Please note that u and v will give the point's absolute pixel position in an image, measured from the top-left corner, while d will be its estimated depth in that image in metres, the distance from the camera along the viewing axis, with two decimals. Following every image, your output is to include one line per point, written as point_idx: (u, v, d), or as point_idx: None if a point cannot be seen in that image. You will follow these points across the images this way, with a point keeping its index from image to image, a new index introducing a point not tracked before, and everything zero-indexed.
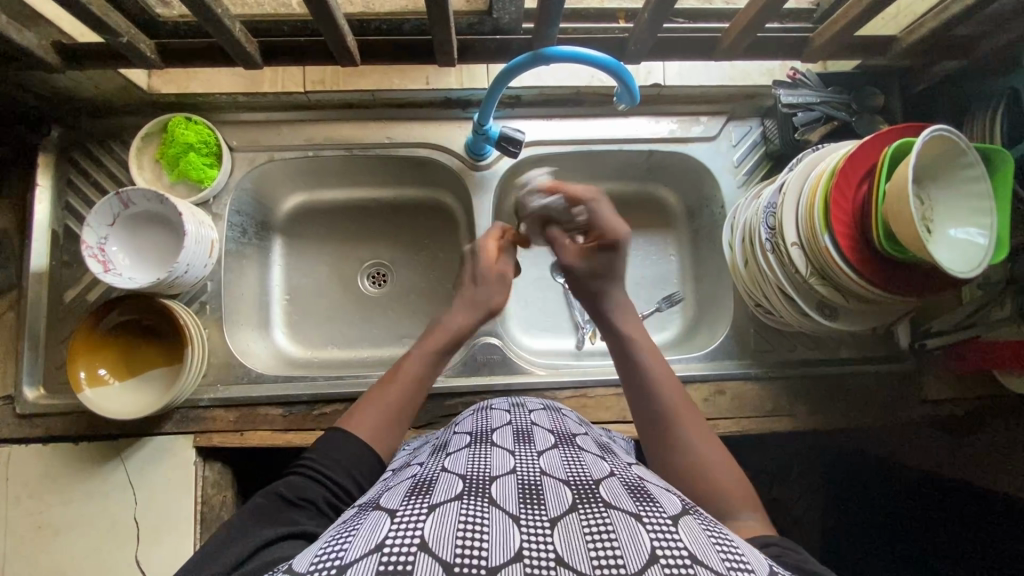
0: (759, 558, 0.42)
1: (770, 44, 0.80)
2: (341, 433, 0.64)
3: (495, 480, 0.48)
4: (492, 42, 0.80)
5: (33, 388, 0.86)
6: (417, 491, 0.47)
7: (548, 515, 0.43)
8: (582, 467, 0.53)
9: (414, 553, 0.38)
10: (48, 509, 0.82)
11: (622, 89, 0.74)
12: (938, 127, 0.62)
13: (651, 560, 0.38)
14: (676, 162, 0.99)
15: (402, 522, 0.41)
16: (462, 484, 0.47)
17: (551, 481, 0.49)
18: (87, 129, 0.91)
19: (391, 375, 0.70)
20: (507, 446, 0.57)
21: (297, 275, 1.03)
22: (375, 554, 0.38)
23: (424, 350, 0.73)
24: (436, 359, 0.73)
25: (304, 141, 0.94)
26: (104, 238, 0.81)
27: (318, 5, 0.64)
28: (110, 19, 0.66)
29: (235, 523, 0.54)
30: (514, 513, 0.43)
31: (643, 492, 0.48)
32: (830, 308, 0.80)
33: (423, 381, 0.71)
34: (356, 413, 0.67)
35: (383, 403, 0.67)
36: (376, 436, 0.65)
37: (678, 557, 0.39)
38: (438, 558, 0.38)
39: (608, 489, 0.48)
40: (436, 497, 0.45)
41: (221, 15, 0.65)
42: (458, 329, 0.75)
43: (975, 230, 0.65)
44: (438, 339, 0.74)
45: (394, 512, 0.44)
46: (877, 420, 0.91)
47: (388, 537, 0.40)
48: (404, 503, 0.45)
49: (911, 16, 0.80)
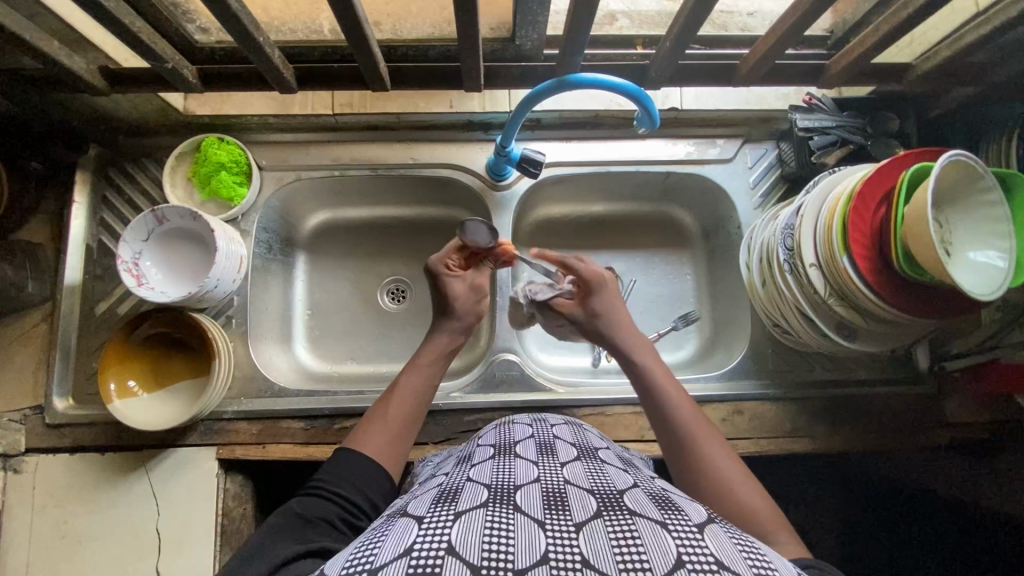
0: (786, 566, 0.43)
1: (787, 71, 0.82)
2: (352, 454, 0.64)
3: (520, 488, 0.49)
4: (516, 68, 0.83)
5: (62, 398, 0.88)
6: (443, 499, 0.48)
7: (573, 520, 0.44)
8: (605, 478, 0.54)
9: (442, 557, 0.39)
10: (73, 518, 0.83)
11: (643, 114, 0.76)
12: (955, 153, 0.63)
13: (678, 565, 0.39)
14: (692, 184, 1.01)
15: (430, 528, 0.42)
16: (488, 492, 0.48)
17: (575, 490, 0.50)
18: (122, 147, 0.94)
19: (390, 396, 0.71)
20: (531, 457, 0.57)
21: (318, 291, 1.05)
22: (404, 557, 0.39)
23: (416, 365, 0.75)
24: (432, 374, 0.75)
25: (330, 161, 0.96)
26: (139, 252, 0.84)
27: (353, 32, 0.67)
28: (157, 47, 0.69)
29: (258, 538, 0.53)
30: (539, 518, 0.44)
31: (668, 501, 0.49)
32: (848, 329, 0.80)
33: (425, 393, 0.73)
34: (362, 433, 0.67)
35: (384, 421, 0.68)
36: (382, 452, 0.66)
37: (705, 563, 0.39)
38: (466, 561, 0.39)
39: (632, 498, 0.49)
40: (462, 504, 0.46)
41: (262, 44, 0.68)
42: (450, 342, 0.78)
43: (996, 254, 0.66)
44: (433, 352, 0.76)
45: (422, 518, 0.45)
46: (899, 441, 0.90)
47: (416, 541, 0.41)
48: (431, 509, 0.46)
49: (924, 44, 0.81)
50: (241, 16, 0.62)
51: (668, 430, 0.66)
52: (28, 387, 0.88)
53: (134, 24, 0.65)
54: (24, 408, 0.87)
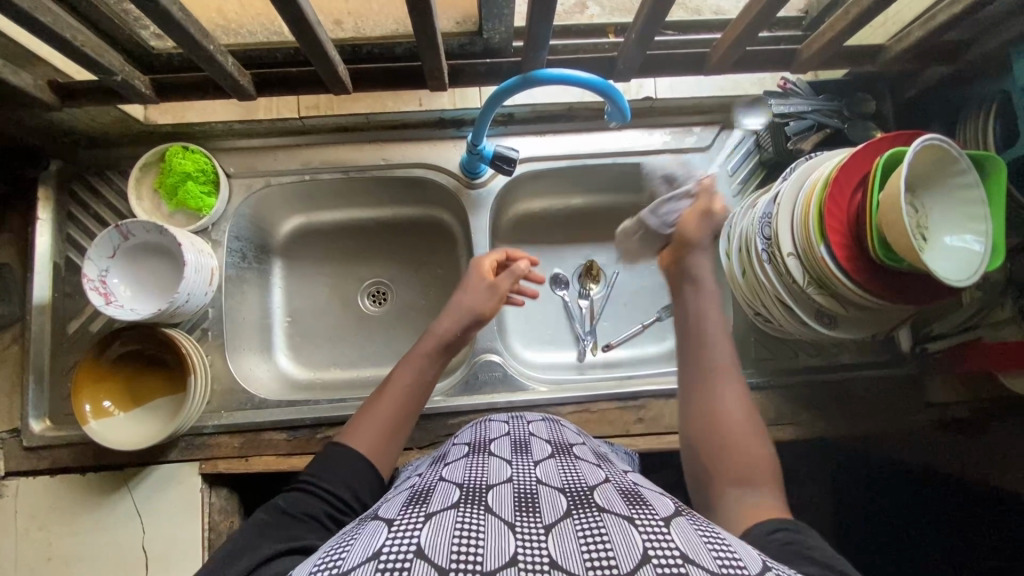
0: (751, 553, 0.42)
1: (760, 56, 0.80)
2: (338, 449, 0.64)
3: (492, 488, 0.49)
4: (483, 64, 0.81)
5: (39, 420, 0.86)
6: (414, 500, 0.48)
7: (543, 521, 0.44)
8: (577, 475, 0.53)
9: (410, 560, 0.38)
10: (57, 540, 0.83)
11: (613, 108, 0.73)
12: (930, 136, 0.62)
13: (643, 560, 0.39)
14: (670, 173, 0.99)
15: (399, 530, 0.42)
16: (459, 492, 0.48)
17: (547, 490, 0.49)
18: (84, 160, 0.91)
19: (382, 390, 0.71)
20: (505, 455, 0.57)
21: (298, 297, 1.04)
22: (372, 561, 0.38)
23: (415, 357, 0.74)
24: (427, 366, 0.74)
25: (300, 165, 0.94)
26: (105, 269, 0.82)
27: (306, 36, 0.65)
28: (104, 60, 0.66)
29: (241, 535, 0.53)
30: (509, 519, 0.43)
31: (637, 497, 0.49)
32: (828, 316, 0.79)
33: (420, 388, 0.72)
34: (357, 427, 0.67)
35: (378, 415, 0.68)
36: (373, 450, 0.65)
37: (670, 557, 0.39)
38: (434, 564, 0.38)
39: (602, 494, 0.48)
40: (433, 504, 0.46)
41: (213, 52, 0.66)
42: (447, 333, 0.76)
43: (971, 237, 0.65)
44: (429, 345, 0.75)
45: (392, 521, 0.44)
46: (880, 422, 0.91)
47: (384, 545, 0.40)
48: (402, 511, 0.46)
49: (898, 24, 0.80)
50: (186, 25, 0.60)
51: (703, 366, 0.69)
52: (4, 412, 0.87)
53: (76, 37, 0.63)
54: (2, 432, 0.86)
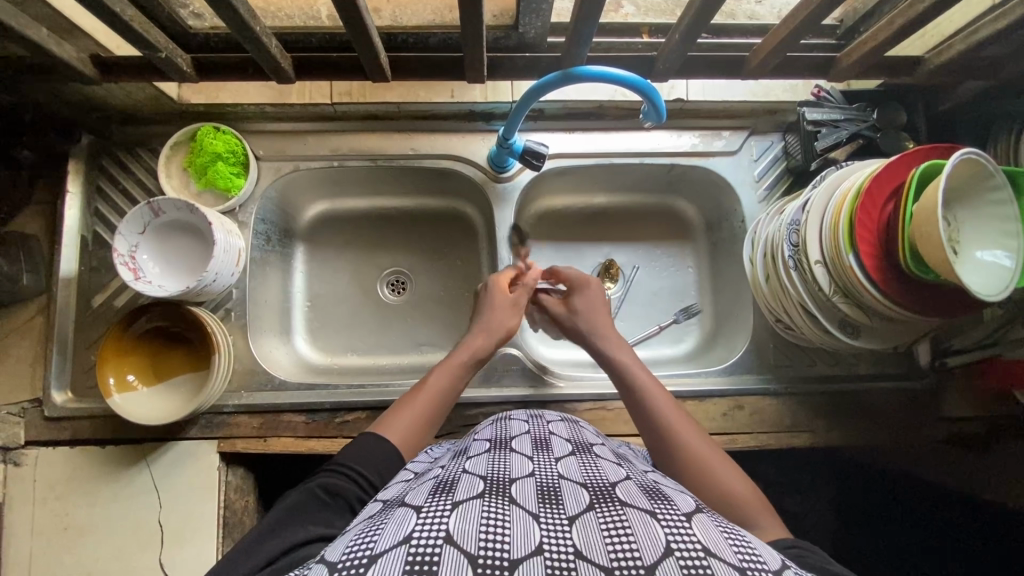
0: (772, 553, 0.43)
1: (797, 63, 0.80)
2: (371, 440, 0.66)
3: (515, 481, 0.49)
4: (520, 58, 0.81)
5: (61, 391, 0.87)
6: (439, 490, 0.48)
7: (566, 512, 0.44)
8: (598, 471, 0.54)
9: (440, 546, 0.39)
10: (75, 511, 0.83)
11: (649, 107, 0.74)
12: (969, 150, 0.62)
13: (666, 553, 0.39)
14: (696, 176, 1.00)
15: (428, 517, 0.42)
16: (484, 484, 0.48)
17: (569, 484, 0.50)
18: (116, 136, 0.92)
19: (415, 391, 0.73)
20: (526, 452, 0.57)
21: (318, 283, 1.04)
22: (403, 545, 0.39)
23: (448, 367, 0.76)
24: (459, 376, 0.76)
25: (328, 152, 0.95)
26: (135, 245, 0.82)
27: (352, 21, 0.65)
28: (149, 35, 0.67)
29: (275, 515, 0.54)
30: (534, 511, 0.44)
31: (658, 492, 0.49)
32: (851, 325, 0.80)
33: (451, 392, 0.74)
34: (389, 419, 0.70)
35: (411, 409, 0.71)
36: (404, 442, 0.68)
37: (693, 550, 0.39)
38: (463, 550, 0.39)
39: (623, 489, 0.49)
40: (459, 493, 0.46)
41: (259, 32, 0.66)
42: (480, 350, 0.78)
43: (1003, 253, 0.65)
44: (462, 356, 0.77)
45: (420, 508, 0.44)
46: (895, 434, 0.91)
47: (415, 530, 0.40)
48: (429, 499, 0.46)
49: (936, 37, 0.80)
50: (235, 5, 0.60)
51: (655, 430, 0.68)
52: (26, 381, 0.87)
53: (125, 13, 0.63)
54: (22, 401, 0.87)
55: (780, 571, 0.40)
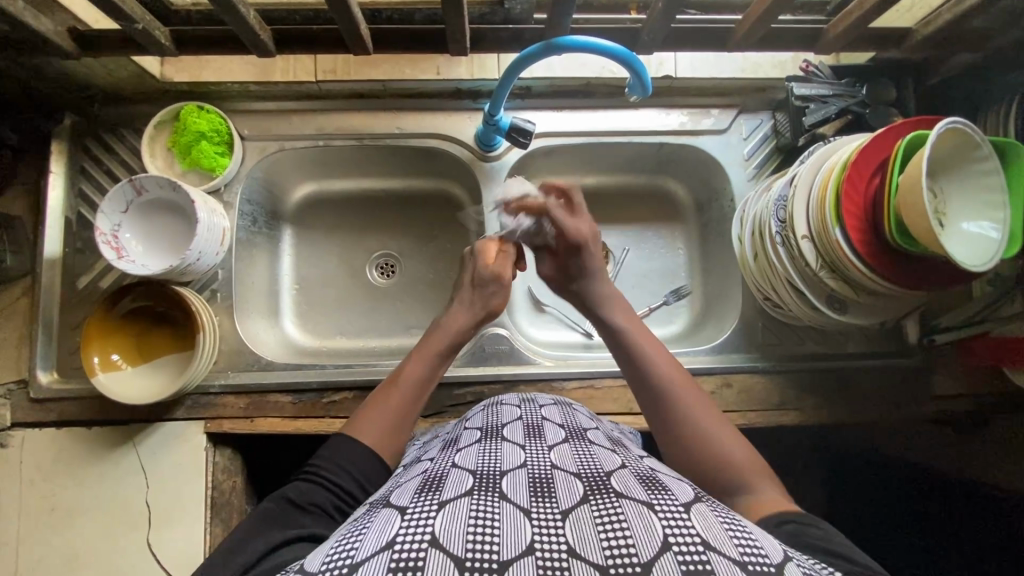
0: (772, 542, 0.43)
1: (784, 36, 0.79)
2: (349, 443, 0.64)
3: (505, 474, 0.48)
4: (504, 31, 0.80)
5: (47, 372, 0.87)
6: (427, 488, 0.47)
7: (559, 507, 0.43)
8: (593, 460, 0.53)
9: (425, 549, 0.38)
10: (62, 492, 0.83)
11: (635, 81, 0.73)
12: (953, 119, 0.61)
13: (664, 547, 0.39)
14: (684, 155, 0.99)
15: (413, 519, 0.41)
16: (472, 480, 0.47)
17: (562, 474, 0.49)
18: (100, 116, 0.91)
19: (390, 382, 0.71)
20: (517, 440, 0.57)
21: (307, 266, 1.04)
22: (386, 551, 0.38)
23: (425, 353, 0.74)
24: (437, 363, 0.74)
25: (314, 131, 0.94)
26: (118, 224, 0.82)
27: None
28: (127, 8, 0.66)
29: (247, 525, 0.54)
30: (525, 506, 0.43)
31: (655, 482, 0.49)
32: (839, 301, 0.79)
33: (429, 381, 0.72)
34: (362, 421, 0.67)
35: (387, 407, 0.68)
36: (382, 442, 0.66)
37: (691, 544, 0.39)
38: (450, 553, 0.38)
39: (619, 478, 0.48)
40: (447, 492, 0.45)
41: (237, 3, 0.66)
42: (457, 332, 0.77)
43: (989, 224, 0.65)
44: (438, 342, 0.76)
45: (404, 508, 0.44)
46: (884, 413, 0.91)
47: (398, 534, 0.40)
48: (415, 499, 0.46)
49: (924, 9, 0.79)
50: None
51: (656, 403, 0.66)
52: (12, 362, 0.87)
53: None
54: (9, 382, 0.87)
55: (782, 564, 0.40)
